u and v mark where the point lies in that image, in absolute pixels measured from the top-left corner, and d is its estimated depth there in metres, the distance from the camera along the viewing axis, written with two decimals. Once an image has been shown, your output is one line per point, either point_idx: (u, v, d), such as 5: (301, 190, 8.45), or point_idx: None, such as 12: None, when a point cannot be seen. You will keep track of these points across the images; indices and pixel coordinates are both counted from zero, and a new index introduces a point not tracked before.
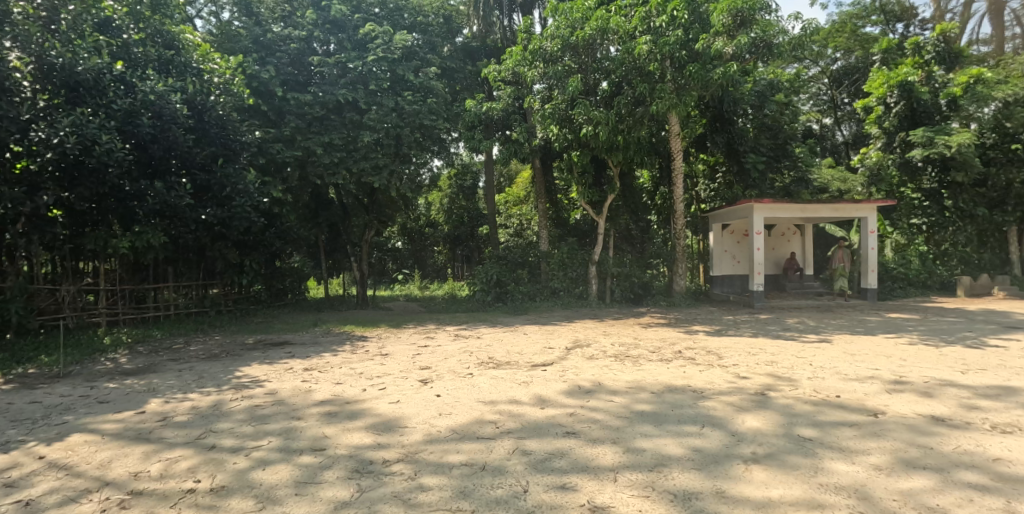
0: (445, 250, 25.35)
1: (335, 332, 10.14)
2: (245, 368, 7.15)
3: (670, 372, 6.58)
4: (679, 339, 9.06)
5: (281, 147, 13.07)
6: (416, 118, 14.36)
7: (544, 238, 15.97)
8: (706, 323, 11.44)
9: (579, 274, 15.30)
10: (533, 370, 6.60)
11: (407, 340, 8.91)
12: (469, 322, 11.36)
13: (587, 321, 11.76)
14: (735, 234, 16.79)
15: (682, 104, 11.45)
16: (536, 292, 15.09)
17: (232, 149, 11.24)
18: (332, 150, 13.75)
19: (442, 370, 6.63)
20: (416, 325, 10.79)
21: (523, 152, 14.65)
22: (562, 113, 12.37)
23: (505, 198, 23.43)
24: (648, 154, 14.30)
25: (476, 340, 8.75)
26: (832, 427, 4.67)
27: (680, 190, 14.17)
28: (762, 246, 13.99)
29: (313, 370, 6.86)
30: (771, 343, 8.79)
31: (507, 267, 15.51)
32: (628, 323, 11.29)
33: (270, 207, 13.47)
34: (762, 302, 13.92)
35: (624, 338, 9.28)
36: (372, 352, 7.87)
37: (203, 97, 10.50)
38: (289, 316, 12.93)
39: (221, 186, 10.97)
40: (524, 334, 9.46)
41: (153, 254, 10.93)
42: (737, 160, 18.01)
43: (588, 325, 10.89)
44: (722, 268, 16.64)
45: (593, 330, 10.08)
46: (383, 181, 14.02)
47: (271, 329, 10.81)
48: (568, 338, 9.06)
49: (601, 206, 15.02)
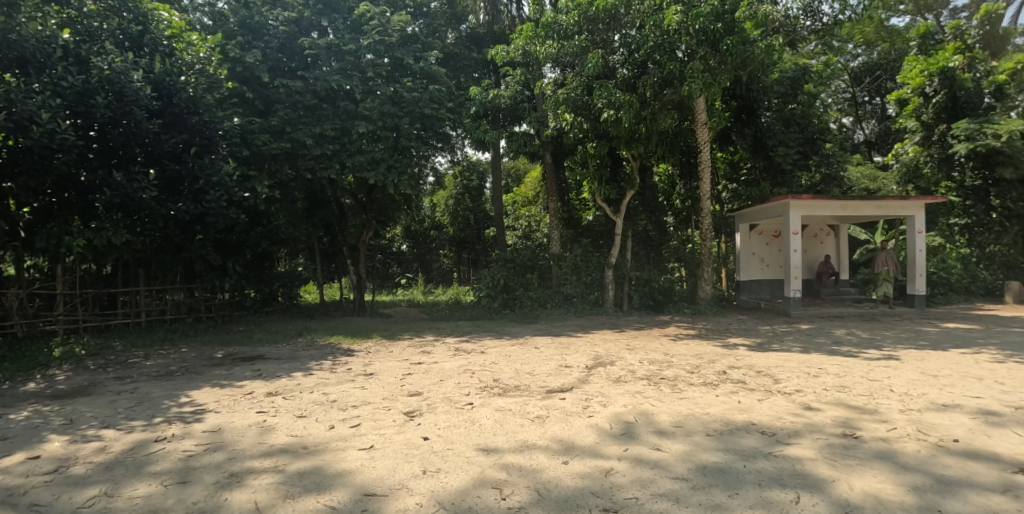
0: (451, 254, 24.08)
1: (319, 344, 8.83)
2: (198, 391, 5.88)
3: (722, 402, 5.22)
4: (718, 356, 7.67)
5: (267, 138, 11.86)
6: (416, 107, 13.05)
7: (557, 240, 14.61)
8: (741, 335, 10.03)
9: (594, 278, 13.99)
10: (548, 399, 5.27)
11: (398, 355, 7.58)
12: (471, 332, 10.02)
13: (605, 331, 10.38)
14: (764, 236, 15.35)
15: (715, 83, 10.18)
16: (547, 299, 13.73)
17: (208, 138, 10.04)
18: (324, 141, 12.50)
19: (435, 398, 5.31)
20: (413, 336, 9.51)
21: (534, 146, 13.46)
22: (578, 99, 11.10)
23: (513, 200, 22.38)
24: (673, 146, 12.85)
25: (478, 356, 7.41)
26: (981, 493, 3.28)
27: (708, 189, 12.80)
28: (799, 248, 12.57)
29: (277, 396, 5.56)
30: (830, 362, 7.38)
31: (516, 271, 14.19)
32: (652, 334, 9.91)
33: (255, 204, 12.25)
34: (800, 309, 12.52)
35: (653, 353, 7.90)
36: (354, 372, 6.58)
37: (173, 79, 9.31)
38: (274, 324, 11.64)
39: (193, 178, 9.76)
40: (535, 348, 8.10)
41: (118, 255, 9.76)
42: (764, 155, 16.59)
43: (608, 336, 9.53)
44: (749, 273, 15.23)
45: (615, 344, 8.70)
46: (380, 176, 12.76)
47: (248, 340, 9.52)
48: (587, 354, 7.69)
49: (619, 205, 13.59)
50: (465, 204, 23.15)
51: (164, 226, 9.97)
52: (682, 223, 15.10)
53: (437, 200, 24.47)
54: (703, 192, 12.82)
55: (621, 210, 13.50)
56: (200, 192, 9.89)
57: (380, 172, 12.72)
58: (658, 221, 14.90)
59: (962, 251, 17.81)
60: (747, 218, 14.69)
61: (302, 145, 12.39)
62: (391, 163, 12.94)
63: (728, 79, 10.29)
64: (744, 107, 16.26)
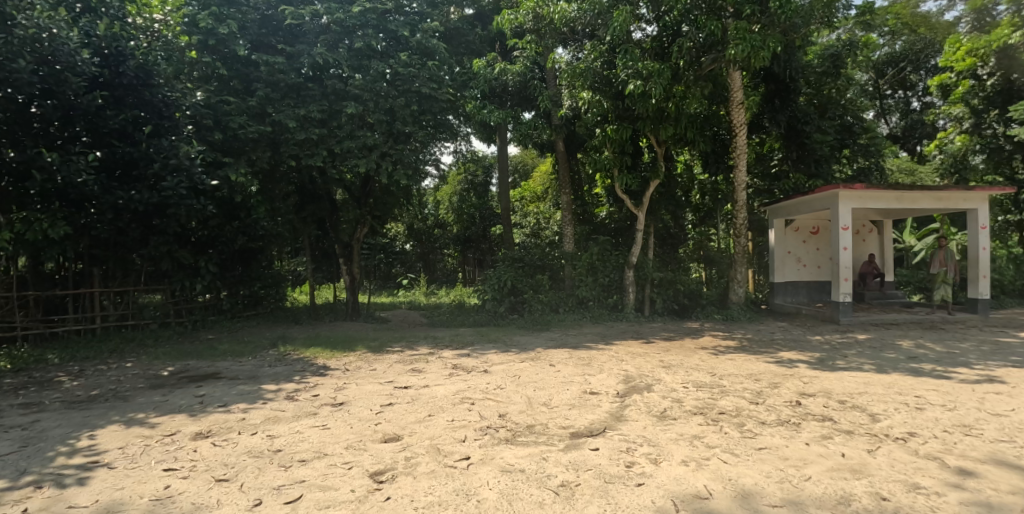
0: (455, 253, 22.53)
1: (290, 358, 7.39)
2: (108, 431, 4.46)
3: (823, 460, 3.71)
4: (780, 379, 6.14)
5: (242, 120, 10.45)
6: (413, 86, 11.55)
7: (570, 237, 13.08)
8: (793, 348, 8.49)
9: (612, 280, 12.43)
10: (576, 450, 3.78)
11: (381, 376, 6.10)
12: (472, 342, 8.53)
13: (630, 341, 8.88)
14: (801, 232, 13.77)
15: (763, 47, 8.69)
16: (560, 303, 12.18)
17: (162, 114, 8.71)
18: (309, 125, 11.07)
19: (420, 448, 3.83)
20: (404, 348, 8.05)
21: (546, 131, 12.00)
22: (596, 73, 9.86)
23: (522, 196, 20.91)
24: (704, 130, 11.19)
25: (480, 378, 5.90)
26: None
27: (743, 178, 11.19)
28: (849, 247, 10.97)
29: (206, 443, 4.10)
30: (924, 390, 5.84)
31: (524, 271, 12.68)
32: (686, 346, 8.40)
33: (230, 195, 10.80)
34: (850, 317, 10.96)
35: (696, 374, 6.39)
36: (321, 402, 5.12)
37: (120, 43, 8.01)
38: (249, 332, 10.17)
39: (148, 162, 8.34)
40: (551, 367, 6.60)
41: (61, 252, 8.36)
42: (798, 142, 14.91)
43: (634, 349, 8.02)
44: (785, 273, 13.65)
45: (646, 360, 7.18)
46: (372, 164, 11.22)
47: (210, 352, 8.05)
48: (615, 376, 6.18)
49: (640, 197, 12.01)
50: (470, 201, 21.70)
51: (116, 218, 8.57)
52: (707, 220, 13.38)
53: (440, 197, 22.98)
54: (736, 182, 11.21)
55: (643, 203, 11.91)
56: (156, 179, 8.50)
57: (372, 159, 11.19)
58: (683, 215, 13.29)
59: (1016, 250, 16.15)
60: (784, 212, 13.09)
61: (285, 127, 10.99)
62: (385, 150, 11.38)
63: (775, 44, 8.74)
64: (776, 90, 14.55)
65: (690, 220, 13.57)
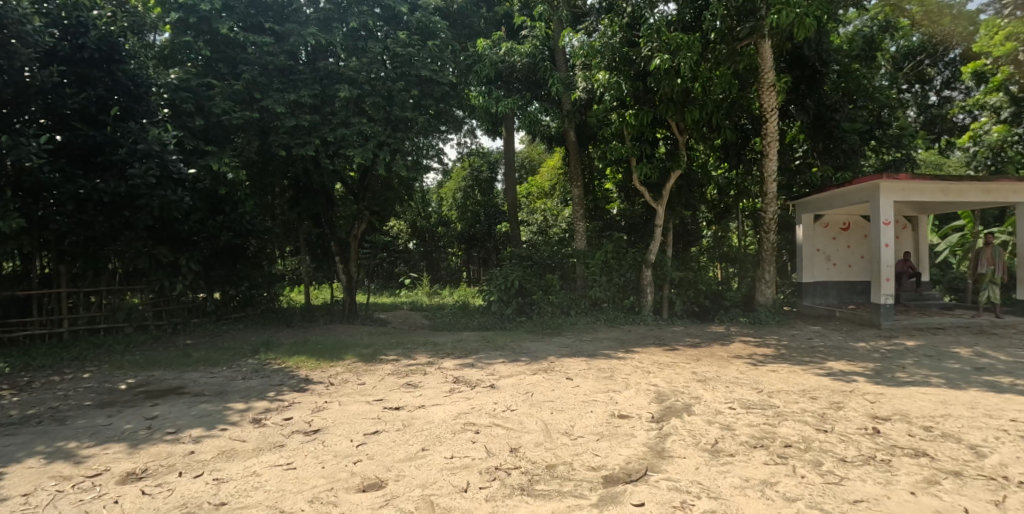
0: (459, 252, 21.48)
1: (269, 368, 6.47)
2: (22, 471, 3.58)
3: None
4: (842, 399, 5.26)
5: (226, 104, 9.57)
6: (412, 68, 10.64)
7: (582, 235, 12.11)
8: (839, 357, 7.53)
9: (629, 279, 11.43)
10: (611, 505, 2.86)
11: (369, 393, 5.18)
12: (476, 348, 7.58)
13: (654, 348, 7.91)
14: (830, 229, 12.81)
15: (807, 14, 7.85)
16: (571, 305, 11.22)
17: (134, 95, 7.88)
18: (300, 111, 10.20)
19: (407, 501, 2.91)
20: (400, 356, 7.13)
21: (559, 116, 11.03)
22: (615, 49, 8.93)
23: (529, 191, 19.93)
24: (731, 115, 10.19)
25: (486, 397, 4.96)
26: None
27: (773, 167, 10.18)
28: (892, 243, 9.96)
29: (134, 490, 3.20)
30: (1018, 412, 4.89)
31: (533, 270, 11.70)
32: (719, 355, 7.43)
33: (213, 187, 9.91)
34: (892, 320, 9.98)
35: (741, 392, 5.44)
36: (293, 429, 4.21)
37: (82, 12, 7.18)
38: (232, 337, 9.26)
39: (114, 148, 7.49)
40: (568, 381, 5.65)
41: (18, 248, 7.49)
42: (826, 132, 13.84)
43: (661, 359, 7.05)
44: (813, 273, 12.65)
45: (677, 373, 6.23)
46: (368, 154, 10.28)
47: (182, 360, 7.15)
48: (646, 394, 5.23)
49: (659, 190, 11.01)
50: (475, 198, 20.86)
51: (79, 209, 7.72)
52: (727, 217, 12.37)
53: (444, 193, 22.06)
54: (765, 171, 10.23)
55: (662, 196, 10.89)
56: (124, 166, 7.64)
57: (368, 148, 10.24)
58: (702, 210, 12.33)
59: None
60: (814, 206, 12.10)
61: (273, 113, 10.11)
62: (383, 139, 10.45)
63: (824, 10, 8.12)
64: (803, 75, 13.48)
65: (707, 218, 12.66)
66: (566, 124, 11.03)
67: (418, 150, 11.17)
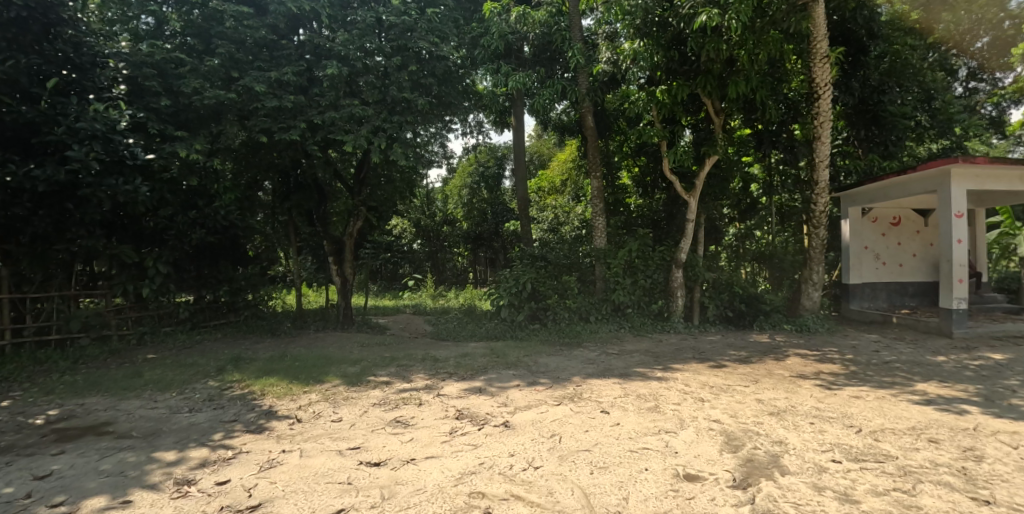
0: (465, 252, 19.98)
1: (228, 395, 5.22)
2: None
3: None
4: (976, 446, 3.93)
5: (197, 83, 8.40)
6: (409, 41, 9.37)
7: (602, 231, 10.71)
8: (926, 376, 6.20)
9: (656, 282, 10.09)
10: None
11: (344, 438, 3.90)
12: (485, 366, 6.30)
13: (697, 364, 6.61)
14: (879, 223, 11.51)
15: None
16: (590, 310, 9.92)
17: (78, 66, 6.78)
18: (282, 91, 9.00)
19: None
20: (392, 376, 5.85)
21: (576, 95, 9.75)
22: (647, 10, 7.74)
23: (540, 187, 18.64)
24: (775, 92, 8.88)
25: (500, 444, 3.69)
26: None
27: (826, 151, 8.83)
28: (965, 239, 8.64)
29: None
30: None
31: (548, 272, 10.33)
32: (779, 375, 6.12)
33: (183, 178, 8.69)
34: (965, 328, 8.70)
35: (835, 435, 4.14)
36: (228, 500, 2.97)
37: None
38: (204, 350, 8.02)
39: (51, 127, 6.36)
40: (605, 416, 4.37)
41: None
42: (871, 118, 12.40)
43: (712, 381, 5.74)
44: (860, 273, 11.30)
45: (740, 403, 4.93)
46: (360, 141, 8.90)
47: (127, 383, 5.89)
48: (711, 437, 3.95)
49: (691, 180, 9.71)
50: (481, 195, 19.77)
51: (13, 200, 6.55)
52: (751, 212, 11.33)
53: (450, 191, 20.96)
54: (816, 155, 8.87)
55: (694, 186, 9.49)
56: (64, 149, 6.47)
57: (360, 135, 8.90)
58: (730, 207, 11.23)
59: None
60: (863, 198, 10.76)
61: (253, 94, 8.93)
62: (378, 123, 9.12)
63: None
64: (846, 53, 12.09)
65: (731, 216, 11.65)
66: (586, 102, 9.80)
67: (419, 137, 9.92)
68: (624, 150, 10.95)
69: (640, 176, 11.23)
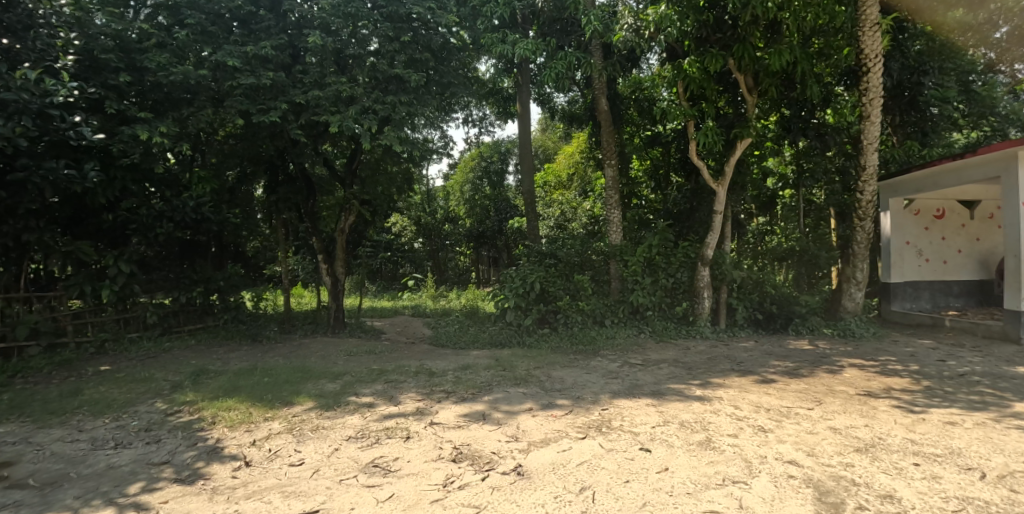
0: (468, 251, 18.92)
1: (172, 424, 4.24)
2: None
3: None
4: None
5: (162, 57, 7.45)
6: (402, 9, 8.38)
7: (618, 226, 9.63)
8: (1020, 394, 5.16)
9: (681, 281, 9.04)
10: None
11: (301, 492, 2.91)
12: (489, 382, 5.26)
13: (741, 379, 5.56)
14: (922, 216, 10.45)
15: None
16: (606, 313, 8.91)
17: None
18: (261, 67, 8.04)
19: None
20: (378, 396, 4.84)
21: (591, 67, 8.71)
22: None
23: (545, 181, 17.63)
24: (818, 67, 7.90)
25: (509, 506, 2.69)
26: None
27: (875, 132, 7.80)
28: None
29: None
30: None
31: (558, 271, 9.27)
32: (844, 393, 5.08)
33: (149, 165, 7.71)
34: None
35: (959, 486, 3.11)
36: None
37: None
38: (170, 359, 7.02)
39: None
40: (649, 457, 3.36)
41: None
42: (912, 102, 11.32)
43: (768, 403, 4.70)
44: (903, 271, 10.23)
45: (813, 435, 3.89)
46: (347, 121, 7.85)
47: (57, 405, 4.90)
48: (798, 492, 2.92)
49: (721, 167, 8.66)
50: (484, 191, 18.89)
51: None
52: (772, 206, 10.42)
53: (451, 187, 20.12)
54: (864, 137, 7.87)
55: (723, 175, 8.43)
56: None
57: (348, 115, 7.86)
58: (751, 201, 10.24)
59: None
60: (909, 188, 9.72)
61: (228, 72, 7.96)
62: (368, 104, 8.08)
63: None
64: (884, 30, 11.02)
65: (749, 211, 10.69)
66: (602, 74, 8.82)
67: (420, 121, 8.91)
68: (640, 140, 10.22)
69: (653, 168, 10.41)
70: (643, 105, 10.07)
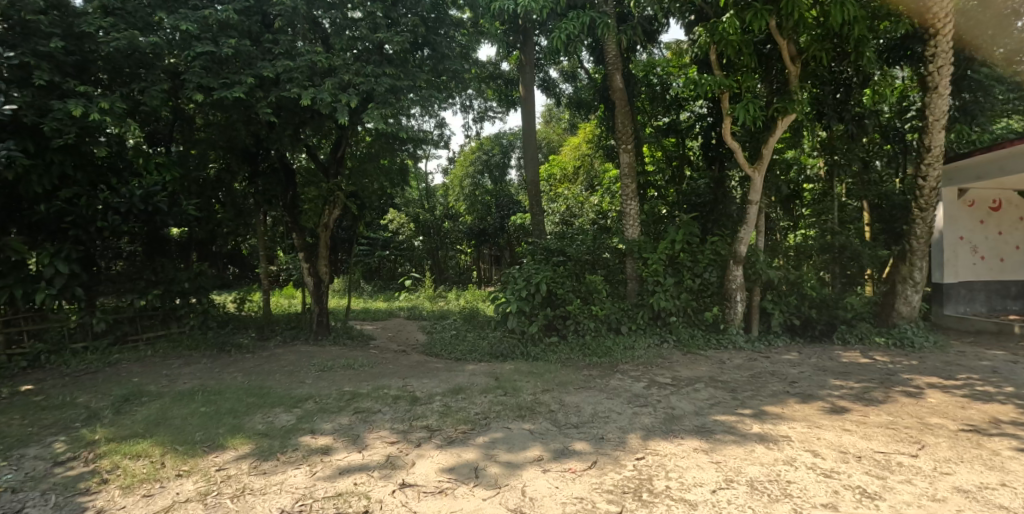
0: (469, 250, 17.74)
1: (53, 484, 3.14)
2: None
3: None
4: None
5: (104, 22, 6.39)
6: None
7: (634, 219, 8.39)
8: None
9: (710, 281, 7.86)
10: None
11: None
12: (486, 414, 4.11)
13: (804, 408, 4.40)
14: (977, 208, 9.26)
15: None
16: (621, 318, 7.77)
17: None
18: (223, 36, 6.95)
19: None
20: (341, 436, 3.69)
21: (608, 29, 7.43)
22: None
23: (551, 174, 16.25)
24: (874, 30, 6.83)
25: None
26: None
27: (944, 106, 6.76)
28: None
29: None
30: None
31: (567, 270, 8.06)
32: (944, 430, 3.93)
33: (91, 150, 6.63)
34: None
35: None
36: None
37: None
38: (108, 376, 5.89)
39: None
40: None
41: None
42: None
43: (853, 445, 3.56)
44: (956, 270, 9.03)
45: (941, 505, 2.76)
46: (324, 95, 6.71)
47: None
48: None
49: (757, 149, 7.57)
50: (485, 187, 17.73)
51: None
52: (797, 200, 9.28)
53: (450, 182, 18.92)
54: (932, 111, 6.84)
55: (761, 158, 7.28)
56: None
57: (325, 88, 6.73)
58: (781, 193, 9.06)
59: None
60: (967, 176, 8.54)
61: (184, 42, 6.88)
62: (348, 76, 6.96)
63: None
64: None
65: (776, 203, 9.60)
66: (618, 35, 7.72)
67: (419, 112, 7.82)
68: (654, 128, 9.35)
69: (666, 159, 9.51)
70: (655, 91, 9.21)
